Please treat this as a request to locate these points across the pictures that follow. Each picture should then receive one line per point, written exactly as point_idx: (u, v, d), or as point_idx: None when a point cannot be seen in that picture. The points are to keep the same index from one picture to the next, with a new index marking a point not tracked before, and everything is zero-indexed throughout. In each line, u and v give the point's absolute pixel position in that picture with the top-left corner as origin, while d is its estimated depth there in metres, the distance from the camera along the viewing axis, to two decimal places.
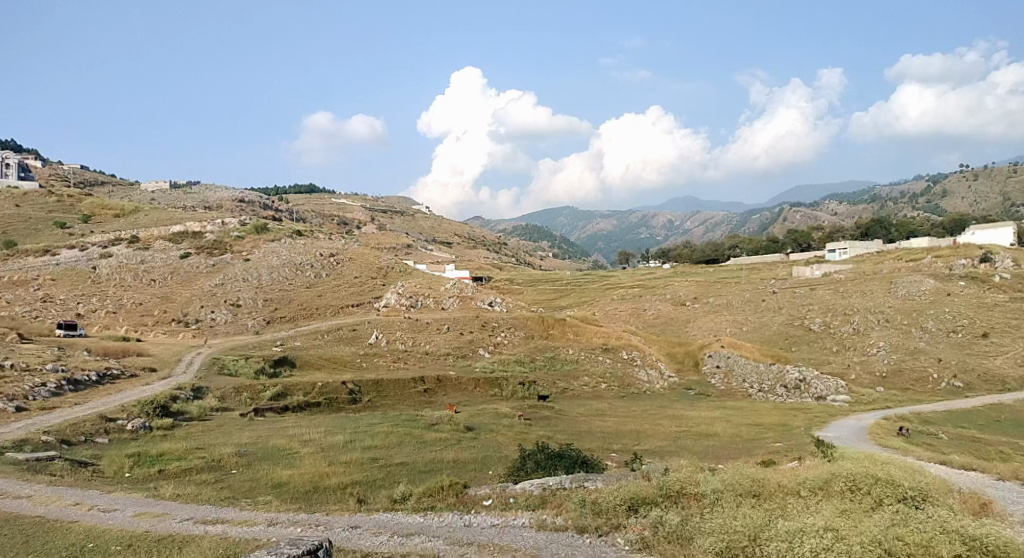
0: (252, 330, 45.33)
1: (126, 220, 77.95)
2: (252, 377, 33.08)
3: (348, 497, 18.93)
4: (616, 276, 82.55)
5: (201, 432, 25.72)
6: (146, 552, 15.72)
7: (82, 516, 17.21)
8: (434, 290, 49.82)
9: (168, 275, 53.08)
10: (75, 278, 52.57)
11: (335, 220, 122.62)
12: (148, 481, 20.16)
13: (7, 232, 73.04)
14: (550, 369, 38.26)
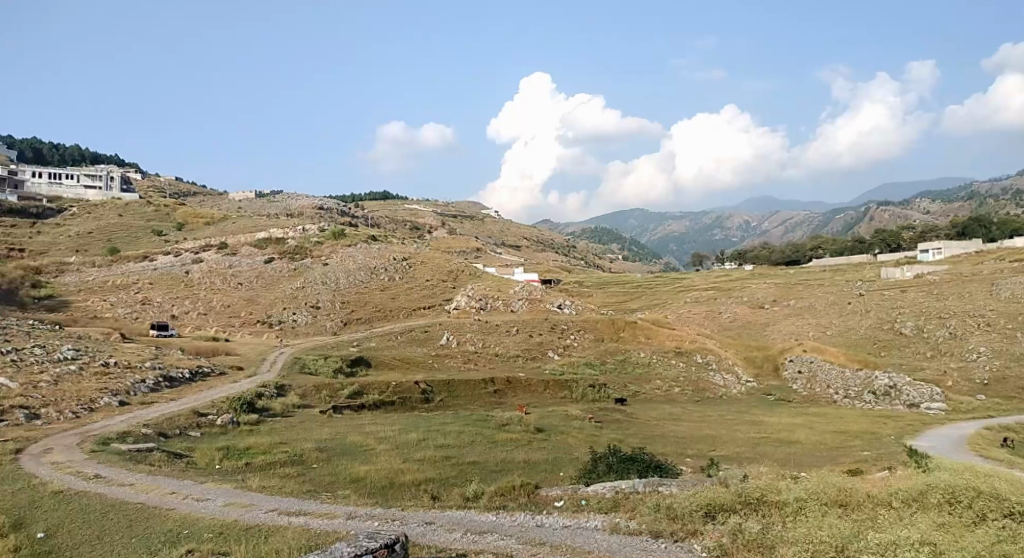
0: (329, 331, 46.58)
1: (215, 226, 81.15)
2: (330, 375, 34.06)
3: (422, 494, 19.31)
4: (691, 279, 81.60)
5: (284, 427, 26.73)
6: (234, 540, 16.37)
7: (176, 505, 18.10)
8: (504, 292, 50.15)
9: (253, 278, 55.13)
10: (170, 281, 55.28)
11: (409, 225, 124.45)
12: (236, 473, 21.04)
13: (108, 239, 77.23)
14: (621, 372, 38.14)
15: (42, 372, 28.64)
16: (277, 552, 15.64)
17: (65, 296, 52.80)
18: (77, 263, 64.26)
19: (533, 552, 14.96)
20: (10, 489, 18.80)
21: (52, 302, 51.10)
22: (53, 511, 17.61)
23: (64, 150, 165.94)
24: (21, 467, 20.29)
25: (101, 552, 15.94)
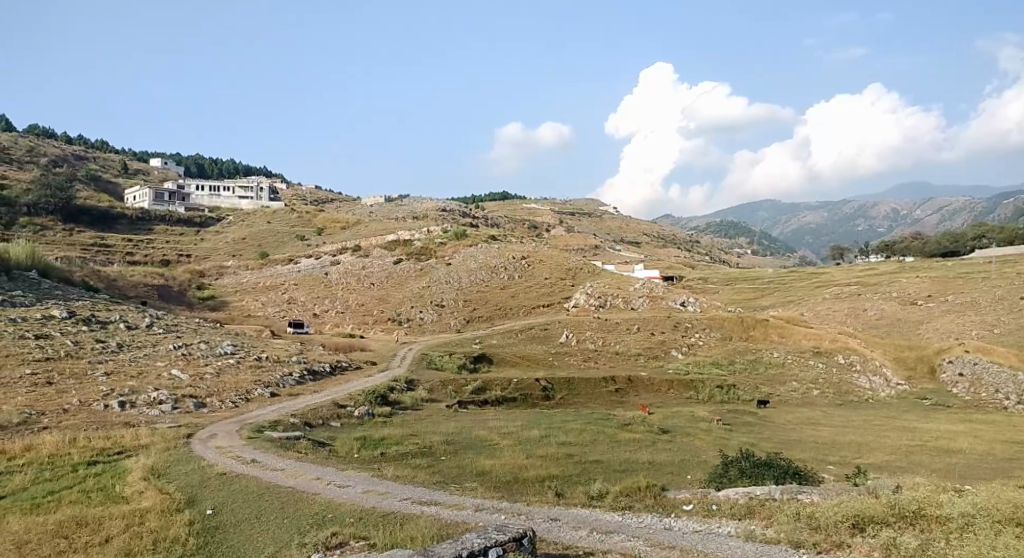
0: (453, 328, 47.33)
1: (351, 230, 84.36)
2: (455, 371, 34.58)
3: (547, 490, 19.22)
4: (831, 273, 77.85)
5: (415, 420, 27.44)
6: (373, 526, 16.70)
7: (322, 489, 18.78)
8: (624, 290, 49.40)
9: (384, 278, 56.93)
10: (312, 283, 58.12)
11: (527, 224, 124.81)
12: (373, 462, 21.73)
13: (259, 245, 81.96)
14: (751, 371, 36.88)
15: (205, 365, 30.74)
16: (411, 540, 15.79)
17: (225, 298, 57.46)
18: (232, 267, 68.69)
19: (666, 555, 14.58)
20: (182, 469, 20.20)
21: (213, 305, 55.03)
22: (218, 491, 18.73)
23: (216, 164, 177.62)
24: (190, 450, 21.77)
25: (258, 530, 16.74)
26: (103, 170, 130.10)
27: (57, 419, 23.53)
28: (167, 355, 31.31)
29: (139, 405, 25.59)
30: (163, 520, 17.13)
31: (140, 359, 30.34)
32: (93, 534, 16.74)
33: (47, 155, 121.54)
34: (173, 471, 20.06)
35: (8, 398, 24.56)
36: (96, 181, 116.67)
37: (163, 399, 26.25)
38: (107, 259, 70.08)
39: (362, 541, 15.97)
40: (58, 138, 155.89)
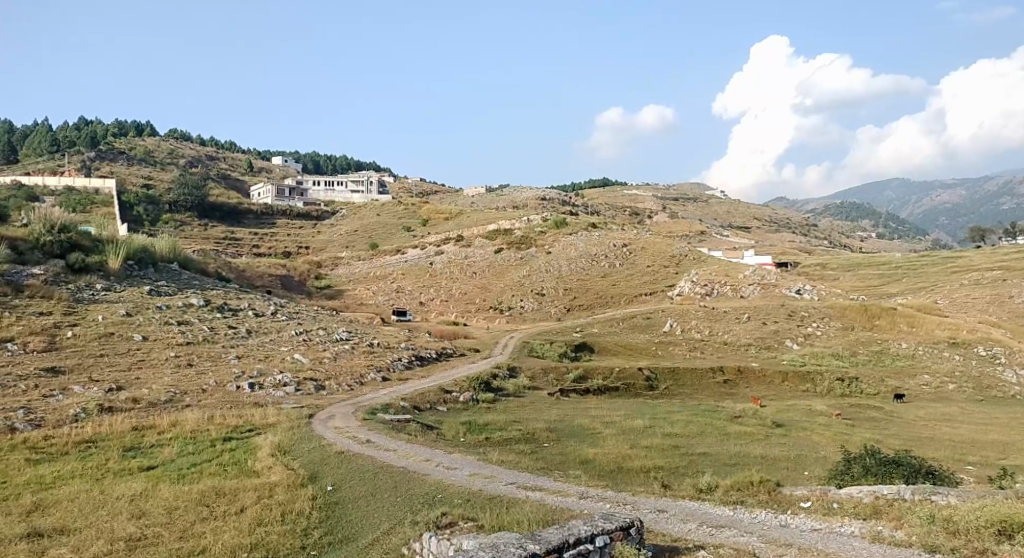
0: (554, 316, 47.09)
1: (454, 221, 85.21)
2: (556, 359, 34.35)
3: (653, 481, 18.76)
4: (967, 257, 72.98)
5: (518, 407, 27.44)
6: (480, 508, 16.67)
7: (431, 470, 19.03)
8: (733, 278, 47.85)
9: (485, 267, 57.25)
10: (417, 273, 59.16)
11: (629, 211, 122.78)
12: (478, 446, 21.90)
13: (370, 236, 83.98)
14: (876, 364, 35.08)
15: (323, 350, 31.67)
16: (518, 523, 15.63)
17: (340, 287, 59.26)
18: (346, 258, 70.72)
19: (782, 552, 13.95)
20: (305, 447, 20.94)
21: (330, 294, 56.82)
22: (337, 468, 19.28)
23: (331, 161, 183.71)
24: (311, 430, 22.51)
25: (375, 506, 17.11)
26: (230, 168, 136.71)
27: (197, 398, 24.67)
28: (289, 341, 32.45)
29: (266, 386, 26.57)
30: (290, 494, 17.76)
31: (267, 344, 31.54)
32: (229, 505, 17.35)
33: (181, 155, 128.72)
34: (297, 449, 20.80)
35: (154, 378, 25.95)
36: (224, 178, 122.78)
37: (287, 382, 27.19)
38: (236, 251, 73.49)
39: (471, 522, 15.88)
40: (186, 138, 165.10)
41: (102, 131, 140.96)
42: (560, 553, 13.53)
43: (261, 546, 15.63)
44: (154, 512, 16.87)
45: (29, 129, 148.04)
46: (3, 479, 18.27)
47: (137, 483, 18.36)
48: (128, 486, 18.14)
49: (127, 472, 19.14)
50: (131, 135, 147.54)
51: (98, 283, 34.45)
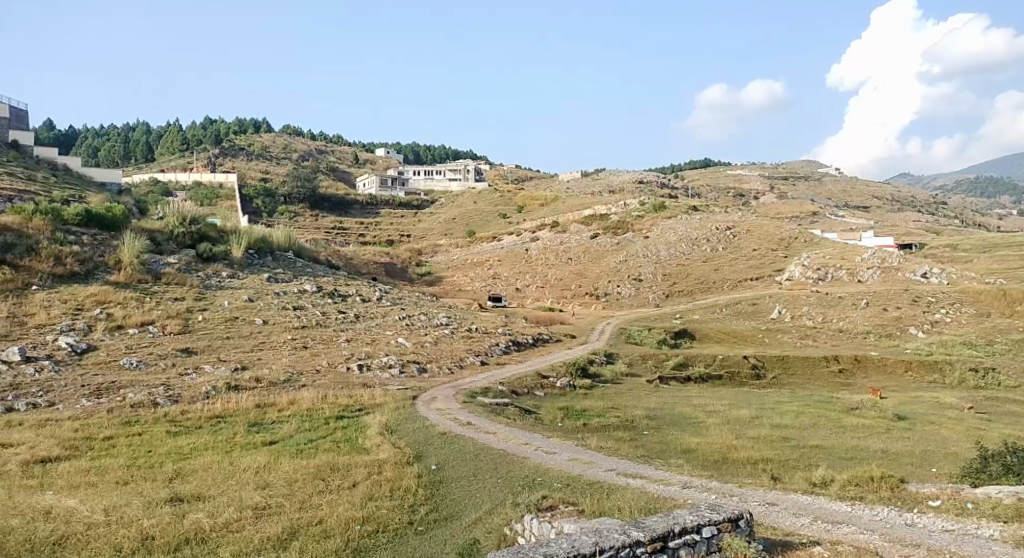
0: (652, 302, 46.13)
1: (550, 207, 84.72)
2: (655, 346, 33.57)
3: (762, 473, 17.97)
4: None
5: (616, 393, 26.94)
6: (581, 493, 16.41)
7: (531, 454, 18.94)
8: (848, 261, 45.57)
9: (582, 253, 56.67)
10: (514, 259, 59.22)
11: (734, 193, 119.08)
12: (577, 431, 21.65)
13: (468, 224, 84.52)
14: (1013, 353, 32.66)
15: (425, 334, 32.02)
16: (620, 510, 15.25)
17: (440, 274, 59.93)
18: (445, 245, 71.47)
19: (909, 551, 13.16)
20: (411, 427, 21.23)
21: (430, 281, 57.53)
22: (440, 449, 19.48)
23: (431, 152, 186.30)
24: (415, 411, 22.79)
25: (478, 486, 17.25)
26: (338, 161, 140.64)
27: (312, 378, 25.28)
28: (393, 325, 32.95)
29: (373, 367, 27.06)
30: (397, 472, 17.93)
31: (373, 328, 32.07)
32: (342, 479, 17.54)
33: (292, 150, 133.27)
34: (403, 429, 21.08)
35: (274, 358, 26.80)
36: (331, 171, 126.33)
37: (392, 363, 27.59)
38: (342, 240, 75.50)
39: (571, 506, 15.63)
40: (293, 133, 171.17)
41: (222, 129, 147.78)
42: (665, 543, 13.06)
43: (372, 520, 15.67)
44: (276, 483, 17.15)
45: (156, 129, 156.82)
46: (145, 449, 19.04)
47: (261, 456, 18.78)
48: (254, 458, 18.59)
49: (252, 445, 19.63)
50: (243, 131, 154.04)
51: (225, 270, 35.85)
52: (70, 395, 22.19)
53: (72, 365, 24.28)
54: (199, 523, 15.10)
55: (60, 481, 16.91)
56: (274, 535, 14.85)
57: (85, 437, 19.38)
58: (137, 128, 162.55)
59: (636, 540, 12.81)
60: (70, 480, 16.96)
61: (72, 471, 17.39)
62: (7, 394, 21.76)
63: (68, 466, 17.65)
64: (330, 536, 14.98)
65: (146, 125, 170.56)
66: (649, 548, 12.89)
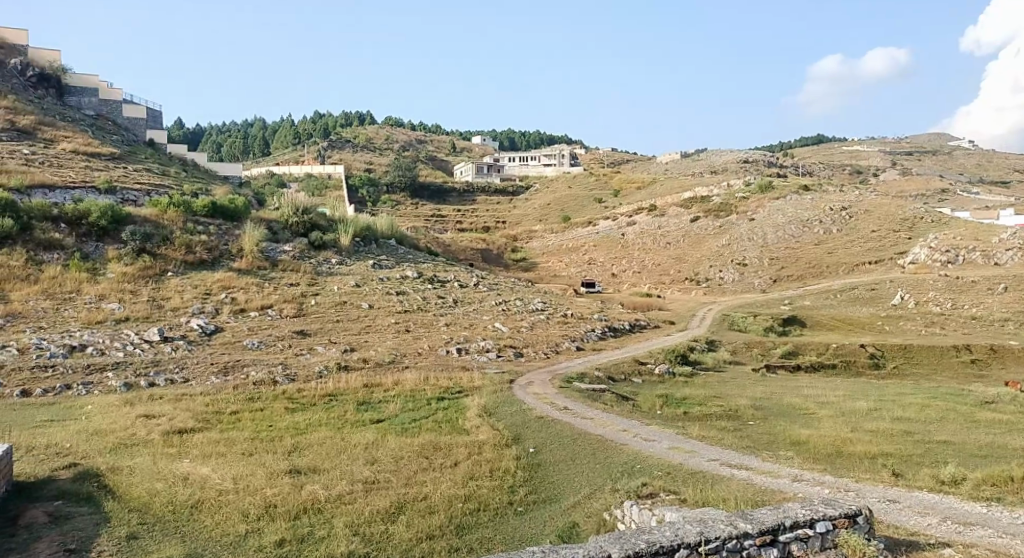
0: (758, 287, 44.47)
1: (647, 190, 83.01)
2: (761, 333, 32.24)
3: (881, 468, 16.76)
4: None
5: (718, 382, 25.93)
6: (682, 482, 15.83)
7: (629, 441, 18.43)
8: (982, 242, 42.44)
9: (682, 237, 55.24)
10: (610, 243, 58.37)
11: (848, 171, 113.52)
12: (677, 420, 20.90)
13: (563, 209, 83.79)
14: None
15: (521, 319, 31.74)
16: (725, 501, 14.58)
17: (535, 259, 59.68)
18: (540, 231, 71.07)
19: None
20: (509, 410, 20.97)
21: (526, 266, 57.39)
22: (537, 433, 19.20)
23: (526, 138, 186.07)
24: (512, 394, 22.56)
25: (576, 471, 16.89)
26: (436, 150, 142.34)
27: (414, 360, 25.41)
28: (491, 310, 32.82)
29: (472, 351, 26.97)
30: (496, 453, 17.68)
31: (471, 312, 32.01)
32: (444, 458, 17.38)
33: (392, 140, 135.63)
34: (501, 411, 20.85)
35: (379, 341, 27.07)
36: (430, 159, 127.85)
37: (489, 347, 27.43)
38: (441, 227, 76.41)
39: (672, 495, 15.07)
40: (393, 122, 174.48)
41: (329, 122, 152.11)
42: (775, 536, 12.36)
43: (474, 499, 15.46)
44: (384, 459, 17.16)
45: (268, 125, 163.18)
46: (266, 423, 19.42)
47: (370, 433, 18.87)
48: (363, 435, 18.68)
49: (361, 423, 19.78)
50: (346, 124, 158.05)
51: (334, 257, 36.55)
52: (201, 372, 23.00)
53: (203, 344, 25.21)
54: (315, 494, 15.22)
55: (195, 450, 17.39)
56: (383, 508, 14.83)
57: (214, 411, 19.96)
58: (250, 125, 169.66)
59: (744, 531, 12.21)
60: (203, 449, 17.41)
61: (205, 441, 17.87)
62: (147, 370, 22.76)
63: (201, 437, 18.15)
64: (434, 512, 14.86)
65: (258, 121, 177.62)
66: (758, 540, 12.25)
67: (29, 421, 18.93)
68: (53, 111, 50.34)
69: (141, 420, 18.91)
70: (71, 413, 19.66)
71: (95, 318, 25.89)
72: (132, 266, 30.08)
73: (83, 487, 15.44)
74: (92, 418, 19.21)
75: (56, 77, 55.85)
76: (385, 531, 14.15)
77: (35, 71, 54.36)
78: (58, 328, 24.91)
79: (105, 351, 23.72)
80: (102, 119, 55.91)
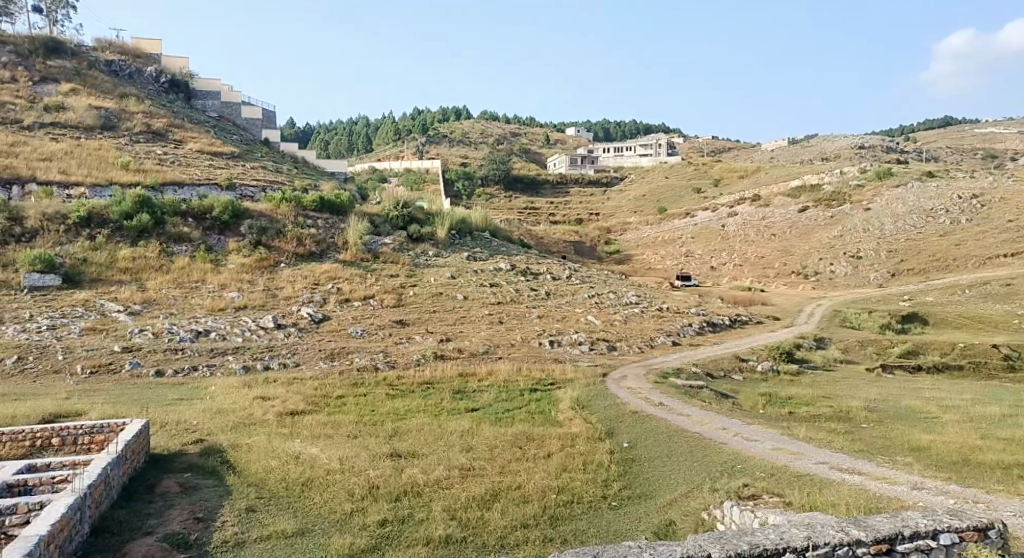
0: (873, 282, 42.14)
1: (751, 179, 80.15)
2: (877, 331, 30.35)
3: (1016, 480, 15.25)
4: None
5: (828, 381, 24.50)
6: (787, 485, 14.81)
7: (729, 441, 17.45)
8: None
9: (788, 229, 53.01)
10: (711, 235, 56.69)
11: (975, 156, 106.38)
12: (781, 420, 19.71)
13: (659, 200, 82.14)
14: None
15: (615, 312, 30.92)
16: (835, 506, 13.57)
17: (630, 252, 58.59)
18: (635, 222, 69.78)
19: None
20: (602, 404, 20.28)
21: (621, 259, 56.37)
22: (633, 428, 18.44)
23: (622, 128, 183.82)
24: (606, 388, 21.85)
25: (673, 468, 16.10)
26: (530, 142, 142.06)
27: (508, 351, 25.01)
28: (584, 303, 32.16)
29: (565, 343, 26.37)
30: (590, 446, 17.02)
31: (564, 305, 31.43)
32: (537, 449, 16.84)
33: (488, 134, 136.28)
34: (595, 405, 20.18)
35: (474, 332, 26.82)
36: (524, 152, 127.76)
37: (582, 340, 26.75)
38: (535, 219, 76.12)
39: (776, 498, 14.10)
40: (489, 116, 175.39)
41: (427, 118, 154.24)
42: (893, 546, 11.36)
43: (568, 491, 14.86)
44: (479, 447, 16.77)
45: (369, 122, 167.10)
46: (369, 408, 19.36)
47: (465, 421, 18.51)
48: (458, 423, 18.34)
49: (457, 411, 19.49)
50: (443, 119, 160.11)
51: (432, 250, 36.60)
52: (310, 358, 23.26)
53: (312, 331, 25.54)
54: (414, 477, 14.96)
55: (305, 431, 17.44)
56: (479, 495, 14.43)
57: (322, 395, 20.09)
58: (353, 123, 174.00)
59: (857, 538, 11.25)
60: (313, 431, 17.45)
61: (314, 423, 17.91)
62: (263, 355, 23.19)
63: (311, 418, 18.21)
64: (529, 502, 14.36)
65: (359, 118, 182.00)
66: (873, 549, 11.27)
67: (161, 399, 19.52)
68: (181, 114, 52.53)
69: (258, 401, 19.17)
70: (198, 393, 20.18)
71: (218, 306, 26.64)
72: (249, 258, 30.88)
73: (208, 461, 15.73)
74: (215, 397, 19.64)
75: (185, 82, 58.37)
76: (481, 517, 13.77)
77: (168, 77, 57.00)
78: (185, 314, 25.74)
79: (227, 336, 24.32)
80: (222, 121, 58.13)
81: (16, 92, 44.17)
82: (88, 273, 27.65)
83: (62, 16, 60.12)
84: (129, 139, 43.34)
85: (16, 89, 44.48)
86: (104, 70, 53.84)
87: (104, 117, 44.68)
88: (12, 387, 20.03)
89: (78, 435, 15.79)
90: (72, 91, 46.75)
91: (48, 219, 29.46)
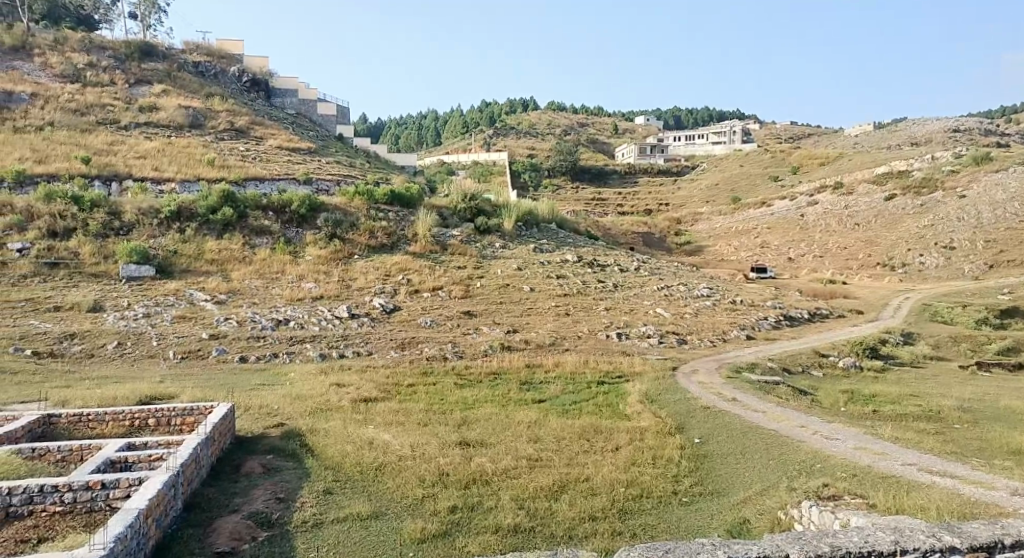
0: (968, 275, 39.98)
1: (831, 167, 77.24)
2: (971, 327, 28.60)
3: None
4: None
5: (918, 379, 23.12)
6: (872, 486, 13.86)
7: (808, 439, 16.50)
8: None
9: (873, 218, 50.81)
10: (788, 225, 54.83)
11: None
12: (864, 419, 18.62)
13: (733, 190, 79.98)
14: None
15: (686, 305, 30.00)
16: (925, 510, 12.60)
17: (703, 242, 57.19)
18: (708, 212, 68.12)
19: None
20: (671, 398, 19.52)
21: (693, 250, 55.08)
22: (705, 423, 17.65)
23: (694, 116, 180.15)
24: (676, 382, 21.09)
25: (748, 465, 15.29)
26: (598, 132, 140.42)
27: (575, 343, 24.42)
28: (654, 295, 31.31)
29: (633, 337, 25.62)
30: (659, 440, 16.32)
31: (632, 297, 30.64)
32: (605, 441, 16.24)
33: (556, 125, 135.34)
34: (665, 399, 19.42)
35: (540, 323, 26.31)
36: (593, 143, 126.46)
37: (651, 333, 25.94)
38: (603, 210, 75.14)
39: (859, 498, 13.16)
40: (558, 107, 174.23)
41: (496, 110, 154.10)
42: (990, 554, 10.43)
43: (637, 485, 14.22)
44: (546, 438, 16.25)
45: (438, 116, 167.94)
46: (438, 397, 19.06)
47: (532, 412, 18.01)
48: (525, 414, 17.85)
49: (524, 402, 19.02)
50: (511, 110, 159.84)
51: (499, 242, 36.24)
52: (382, 347, 23.13)
53: (384, 321, 25.45)
54: (483, 466, 14.54)
55: (378, 418, 17.23)
56: (546, 486, 13.93)
57: (394, 383, 19.90)
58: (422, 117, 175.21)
59: (951, 545, 10.35)
60: (385, 418, 17.22)
61: (386, 410, 17.69)
62: (338, 343, 23.18)
63: (384, 405, 17.99)
64: (598, 494, 13.78)
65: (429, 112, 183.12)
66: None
67: (245, 384, 19.62)
68: (263, 112, 53.39)
69: (334, 388, 19.08)
70: (278, 379, 20.23)
71: (297, 295, 26.80)
72: (325, 249, 31.05)
73: (288, 444, 15.64)
74: (294, 384, 19.64)
75: (265, 80, 59.32)
76: (549, 508, 13.28)
77: (249, 76, 58.01)
78: (265, 304, 25.96)
79: (305, 325, 24.41)
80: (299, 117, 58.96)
81: (114, 94, 45.54)
82: (180, 265, 28.16)
83: (155, 21, 61.83)
84: (215, 137, 44.20)
85: (115, 91, 45.86)
86: (191, 71, 55.13)
87: (192, 116, 45.69)
88: (111, 371, 20.45)
89: (171, 417, 15.89)
90: (165, 92, 47.98)
91: (142, 214, 30.13)
